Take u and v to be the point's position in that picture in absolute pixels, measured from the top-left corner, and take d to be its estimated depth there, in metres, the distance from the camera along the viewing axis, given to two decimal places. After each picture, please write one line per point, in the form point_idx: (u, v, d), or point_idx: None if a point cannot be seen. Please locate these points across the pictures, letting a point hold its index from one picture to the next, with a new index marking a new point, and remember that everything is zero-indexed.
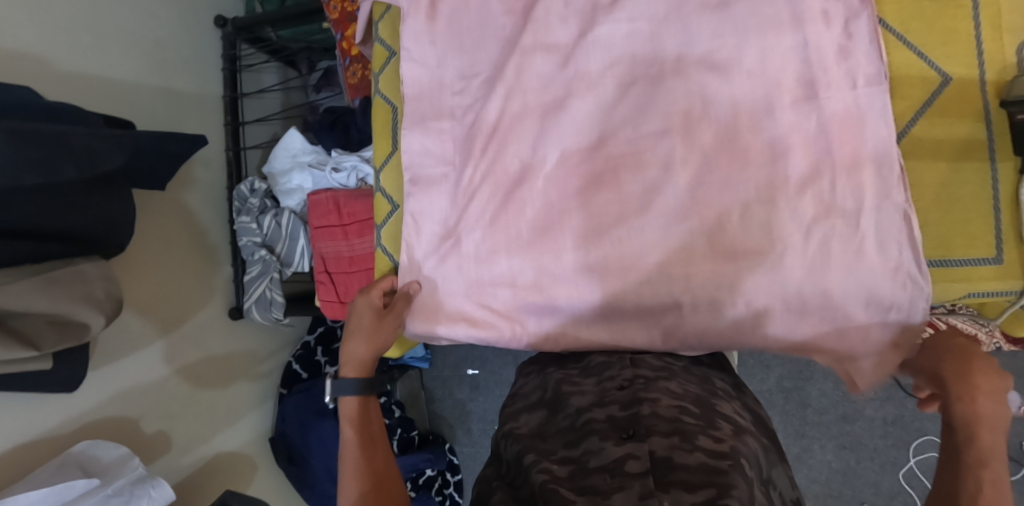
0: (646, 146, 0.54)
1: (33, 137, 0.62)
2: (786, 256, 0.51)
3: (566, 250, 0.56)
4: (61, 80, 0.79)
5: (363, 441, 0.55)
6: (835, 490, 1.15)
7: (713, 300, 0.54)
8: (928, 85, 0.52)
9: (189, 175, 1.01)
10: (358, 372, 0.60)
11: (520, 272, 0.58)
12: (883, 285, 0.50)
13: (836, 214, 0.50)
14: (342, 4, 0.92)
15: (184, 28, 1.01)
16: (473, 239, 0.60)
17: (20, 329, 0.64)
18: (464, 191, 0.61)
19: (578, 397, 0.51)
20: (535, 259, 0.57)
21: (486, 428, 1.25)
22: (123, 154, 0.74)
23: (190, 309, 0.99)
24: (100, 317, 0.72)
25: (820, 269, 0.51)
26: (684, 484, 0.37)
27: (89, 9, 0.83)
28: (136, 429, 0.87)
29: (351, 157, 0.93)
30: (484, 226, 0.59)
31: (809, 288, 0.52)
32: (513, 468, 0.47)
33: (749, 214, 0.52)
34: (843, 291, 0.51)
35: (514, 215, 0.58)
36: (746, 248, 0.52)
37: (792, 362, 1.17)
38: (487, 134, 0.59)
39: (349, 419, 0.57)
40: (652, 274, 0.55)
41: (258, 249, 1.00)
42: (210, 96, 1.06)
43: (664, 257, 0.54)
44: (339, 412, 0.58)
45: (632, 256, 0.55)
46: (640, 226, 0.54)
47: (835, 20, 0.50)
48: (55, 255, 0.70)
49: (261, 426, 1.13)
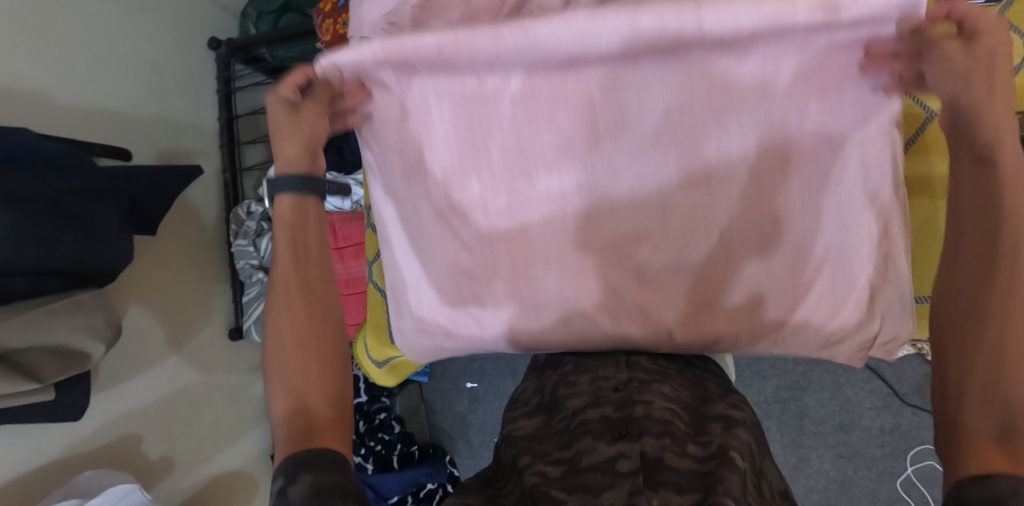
0: (618, 60, 0.43)
1: (31, 204, 0.64)
2: (760, 200, 0.45)
3: (538, 180, 0.48)
4: (59, 113, 0.80)
5: (297, 247, 0.51)
6: (833, 499, 1.15)
7: (685, 243, 0.48)
8: (914, 121, 0.55)
9: (185, 203, 1.01)
10: (290, 166, 0.50)
11: (492, 204, 0.50)
12: (858, 238, 0.46)
13: (823, 148, 0.44)
14: (334, 26, 0.92)
15: (180, 50, 1.02)
16: (442, 166, 0.50)
17: (23, 363, 0.66)
18: (415, 114, 0.49)
19: (574, 399, 0.52)
20: (507, 189, 0.49)
21: (485, 440, 1.26)
22: (119, 213, 0.75)
23: (191, 329, 1.00)
24: (101, 345, 0.73)
25: (796, 214, 0.46)
26: (675, 485, 0.39)
27: (84, 40, 0.83)
28: (141, 456, 0.89)
29: (345, 181, 0.94)
30: (455, 155, 0.49)
31: (786, 237, 0.46)
32: (510, 470, 0.49)
33: (724, 148, 0.44)
34: (819, 244, 0.47)
35: (482, 142, 0.48)
36: (714, 183, 0.46)
37: (788, 373, 1.17)
38: (428, 61, 0.45)
39: (285, 221, 0.51)
40: (624, 211, 0.47)
41: (255, 271, 1.01)
42: (204, 117, 1.07)
43: (635, 190, 0.47)
44: (275, 211, 0.51)
45: (604, 189, 0.47)
46: (614, 154, 0.46)
47: None
48: (51, 291, 0.69)
49: (262, 443, 1.14)
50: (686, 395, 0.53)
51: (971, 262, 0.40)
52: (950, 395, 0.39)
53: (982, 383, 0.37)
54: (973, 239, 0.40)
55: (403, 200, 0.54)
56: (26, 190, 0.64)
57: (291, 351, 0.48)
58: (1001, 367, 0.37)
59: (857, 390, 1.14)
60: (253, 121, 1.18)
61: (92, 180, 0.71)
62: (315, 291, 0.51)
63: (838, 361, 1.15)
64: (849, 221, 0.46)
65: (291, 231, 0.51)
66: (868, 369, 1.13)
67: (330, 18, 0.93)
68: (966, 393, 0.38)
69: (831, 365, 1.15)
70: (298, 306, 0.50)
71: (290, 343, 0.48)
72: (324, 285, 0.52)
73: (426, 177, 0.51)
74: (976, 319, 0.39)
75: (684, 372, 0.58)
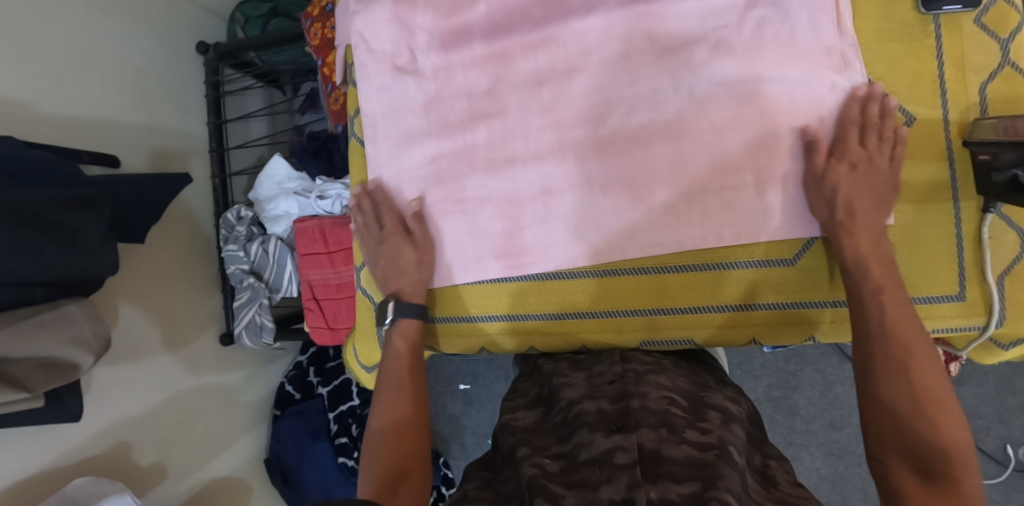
0: None
1: (13, 217, 0.63)
2: (721, 50, 0.54)
3: (515, 61, 0.59)
4: (42, 121, 0.79)
5: (411, 358, 0.62)
6: (824, 496, 1.16)
7: (652, 101, 0.56)
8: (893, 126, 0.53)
9: (179, 208, 1.01)
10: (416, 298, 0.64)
11: (475, 83, 0.61)
12: (825, 91, 0.52)
13: (773, 11, 0.53)
14: (323, 31, 0.92)
15: (166, 56, 1.01)
16: (430, 57, 0.62)
17: (14, 375, 0.65)
18: (408, 29, 0.62)
19: (570, 390, 0.54)
20: (487, 70, 0.60)
21: (479, 442, 1.27)
22: (103, 225, 0.74)
23: (185, 336, 1.01)
24: (89, 357, 0.73)
25: (757, 64, 0.53)
26: (673, 476, 0.41)
27: (68, 47, 0.83)
28: (130, 465, 0.88)
29: (336, 185, 0.95)
30: (437, 47, 0.61)
31: (746, 82, 0.53)
32: (507, 460, 0.52)
33: (681, 16, 0.55)
34: (784, 102, 0.53)
35: (465, 39, 0.60)
36: (676, 46, 0.55)
37: (778, 372, 1.18)
38: None
39: (405, 334, 0.63)
40: (594, 80, 0.58)
41: (246, 276, 1.01)
42: (193, 123, 1.07)
43: (603, 58, 0.57)
44: (397, 326, 0.63)
45: (574, 55, 0.58)
46: (582, 29, 0.57)
47: (807, 61, 0.52)
48: (39, 299, 0.70)
49: (256, 447, 1.15)
50: (683, 384, 0.55)
51: (858, 342, 0.49)
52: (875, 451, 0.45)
53: (892, 424, 0.44)
54: (858, 324, 0.49)
55: (398, 93, 0.64)
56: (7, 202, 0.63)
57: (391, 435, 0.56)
58: (902, 410, 0.44)
59: (847, 389, 1.15)
60: (242, 126, 1.18)
61: (73, 190, 0.70)
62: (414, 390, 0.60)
63: (827, 360, 1.16)
64: (800, 87, 0.53)
65: (405, 343, 0.62)
66: None
67: (318, 23, 0.93)
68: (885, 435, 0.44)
69: (820, 364, 1.16)
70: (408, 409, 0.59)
71: (384, 435, 0.56)
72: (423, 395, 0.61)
73: (417, 69, 0.63)
74: (872, 385, 0.46)
75: (681, 364, 0.61)
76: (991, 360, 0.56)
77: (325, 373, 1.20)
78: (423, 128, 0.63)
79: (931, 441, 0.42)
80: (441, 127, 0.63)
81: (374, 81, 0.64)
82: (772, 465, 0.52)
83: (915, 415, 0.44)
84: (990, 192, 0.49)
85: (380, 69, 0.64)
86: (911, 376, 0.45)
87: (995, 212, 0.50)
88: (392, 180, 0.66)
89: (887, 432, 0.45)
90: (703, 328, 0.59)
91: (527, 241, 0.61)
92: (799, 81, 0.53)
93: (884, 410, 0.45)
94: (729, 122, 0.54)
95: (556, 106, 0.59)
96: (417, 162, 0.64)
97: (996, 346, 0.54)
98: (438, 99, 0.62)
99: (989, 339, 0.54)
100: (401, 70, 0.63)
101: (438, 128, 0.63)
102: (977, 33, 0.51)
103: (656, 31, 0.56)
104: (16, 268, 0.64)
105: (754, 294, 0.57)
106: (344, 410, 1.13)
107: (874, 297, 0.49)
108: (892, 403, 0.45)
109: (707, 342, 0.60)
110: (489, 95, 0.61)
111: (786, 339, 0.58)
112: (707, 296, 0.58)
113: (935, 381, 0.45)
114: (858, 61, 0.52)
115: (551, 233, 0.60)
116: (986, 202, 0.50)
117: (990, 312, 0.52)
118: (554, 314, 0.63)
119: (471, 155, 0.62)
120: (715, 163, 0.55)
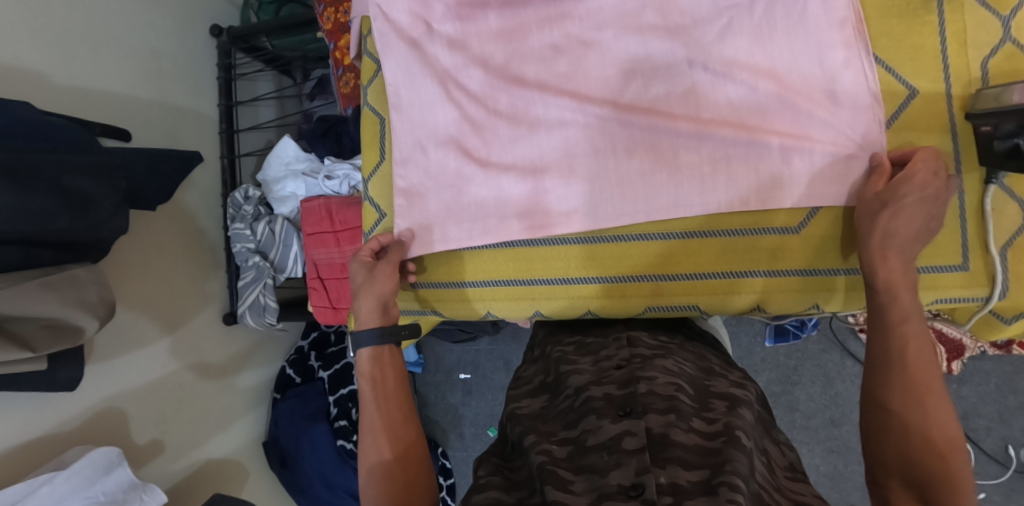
0: None
1: (27, 177, 0.65)
2: (735, 27, 0.55)
3: (527, 34, 0.61)
4: (57, 92, 0.80)
5: (379, 393, 0.56)
6: (823, 494, 1.16)
7: (668, 74, 0.57)
8: (897, 99, 0.54)
9: (190, 179, 1.03)
10: (377, 321, 0.60)
11: (489, 55, 0.62)
12: (843, 71, 0.53)
13: None
14: (335, 15, 0.94)
15: (180, 37, 1.03)
16: (444, 30, 0.64)
17: (18, 334, 0.66)
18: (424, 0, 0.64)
19: (576, 377, 0.54)
20: (499, 43, 0.62)
21: (478, 433, 1.26)
22: (116, 195, 0.75)
23: (185, 315, 1.01)
24: (94, 322, 0.72)
25: (771, 41, 0.54)
26: (681, 462, 0.41)
27: (84, 22, 0.84)
28: (129, 440, 0.88)
29: (343, 166, 0.96)
30: (454, 21, 0.63)
31: (759, 58, 0.54)
32: (516, 448, 0.52)
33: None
34: (795, 75, 0.54)
35: (478, 12, 0.62)
36: (689, 23, 0.56)
37: (780, 367, 1.18)
38: None
39: (367, 376, 0.58)
40: (607, 49, 0.59)
41: (251, 255, 1.02)
42: (204, 105, 1.08)
43: (618, 31, 0.58)
44: (357, 368, 0.58)
45: (584, 29, 0.59)
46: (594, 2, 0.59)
47: (823, 38, 0.53)
48: (47, 261, 0.71)
49: (255, 429, 1.16)
50: (689, 370, 0.55)
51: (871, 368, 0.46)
52: (879, 481, 0.43)
53: (899, 456, 0.42)
54: (875, 351, 0.46)
55: (412, 66, 0.65)
56: (23, 164, 0.64)
57: (385, 480, 0.51)
58: (908, 433, 0.42)
59: (848, 385, 1.15)
60: (252, 109, 1.20)
61: (94, 159, 0.73)
62: (395, 429, 0.54)
63: (828, 356, 1.16)
64: (812, 63, 0.54)
65: (371, 383, 0.57)
66: (857, 364, 1.14)
67: (331, 8, 0.94)
68: (889, 466, 0.42)
69: (821, 360, 1.16)
70: (393, 445, 0.53)
71: (378, 479, 0.52)
72: (406, 424, 0.55)
73: (431, 43, 0.65)
74: (878, 412, 0.44)
75: (686, 348, 0.61)
76: (995, 337, 0.56)
77: (326, 357, 1.21)
78: (438, 98, 0.65)
79: (940, 474, 0.39)
80: (454, 98, 0.64)
81: (388, 52, 0.66)
82: (781, 454, 0.52)
83: (918, 446, 0.41)
84: (993, 162, 0.49)
85: (393, 40, 0.66)
86: (910, 399, 0.43)
87: (997, 184, 0.51)
88: (399, 157, 0.67)
89: (891, 461, 0.42)
90: (707, 295, 0.59)
91: (527, 217, 0.62)
92: (810, 56, 0.54)
93: (891, 437, 0.43)
94: (740, 94, 0.55)
95: (566, 77, 0.60)
96: (432, 131, 0.66)
97: (999, 320, 0.54)
98: (452, 72, 0.64)
99: (991, 313, 0.54)
100: (416, 42, 0.65)
101: (451, 100, 0.64)
102: (978, 10, 0.52)
103: (669, 7, 0.57)
104: (23, 230, 0.65)
105: (770, 262, 0.57)
106: (344, 394, 1.15)
107: (898, 326, 0.46)
108: (903, 436, 0.42)
109: (711, 309, 0.60)
110: (504, 68, 0.62)
111: (793, 309, 0.58)
112: (712, 262, 0.59)
113: (945, 413, 0.42)
114: (865, 42, 0.53)
115: (569, 199, 0.61)
116: (988, 173, 0.51)
117: (993, 283, 0.52)
118: (559, 279, 0.63)
119: (484, 126, 0.63)
120: (727, 130, 0.55)
